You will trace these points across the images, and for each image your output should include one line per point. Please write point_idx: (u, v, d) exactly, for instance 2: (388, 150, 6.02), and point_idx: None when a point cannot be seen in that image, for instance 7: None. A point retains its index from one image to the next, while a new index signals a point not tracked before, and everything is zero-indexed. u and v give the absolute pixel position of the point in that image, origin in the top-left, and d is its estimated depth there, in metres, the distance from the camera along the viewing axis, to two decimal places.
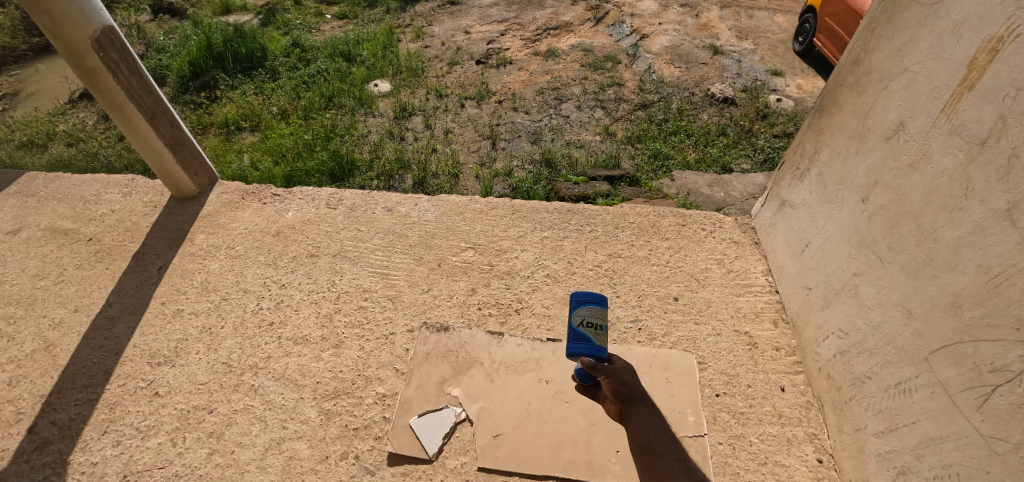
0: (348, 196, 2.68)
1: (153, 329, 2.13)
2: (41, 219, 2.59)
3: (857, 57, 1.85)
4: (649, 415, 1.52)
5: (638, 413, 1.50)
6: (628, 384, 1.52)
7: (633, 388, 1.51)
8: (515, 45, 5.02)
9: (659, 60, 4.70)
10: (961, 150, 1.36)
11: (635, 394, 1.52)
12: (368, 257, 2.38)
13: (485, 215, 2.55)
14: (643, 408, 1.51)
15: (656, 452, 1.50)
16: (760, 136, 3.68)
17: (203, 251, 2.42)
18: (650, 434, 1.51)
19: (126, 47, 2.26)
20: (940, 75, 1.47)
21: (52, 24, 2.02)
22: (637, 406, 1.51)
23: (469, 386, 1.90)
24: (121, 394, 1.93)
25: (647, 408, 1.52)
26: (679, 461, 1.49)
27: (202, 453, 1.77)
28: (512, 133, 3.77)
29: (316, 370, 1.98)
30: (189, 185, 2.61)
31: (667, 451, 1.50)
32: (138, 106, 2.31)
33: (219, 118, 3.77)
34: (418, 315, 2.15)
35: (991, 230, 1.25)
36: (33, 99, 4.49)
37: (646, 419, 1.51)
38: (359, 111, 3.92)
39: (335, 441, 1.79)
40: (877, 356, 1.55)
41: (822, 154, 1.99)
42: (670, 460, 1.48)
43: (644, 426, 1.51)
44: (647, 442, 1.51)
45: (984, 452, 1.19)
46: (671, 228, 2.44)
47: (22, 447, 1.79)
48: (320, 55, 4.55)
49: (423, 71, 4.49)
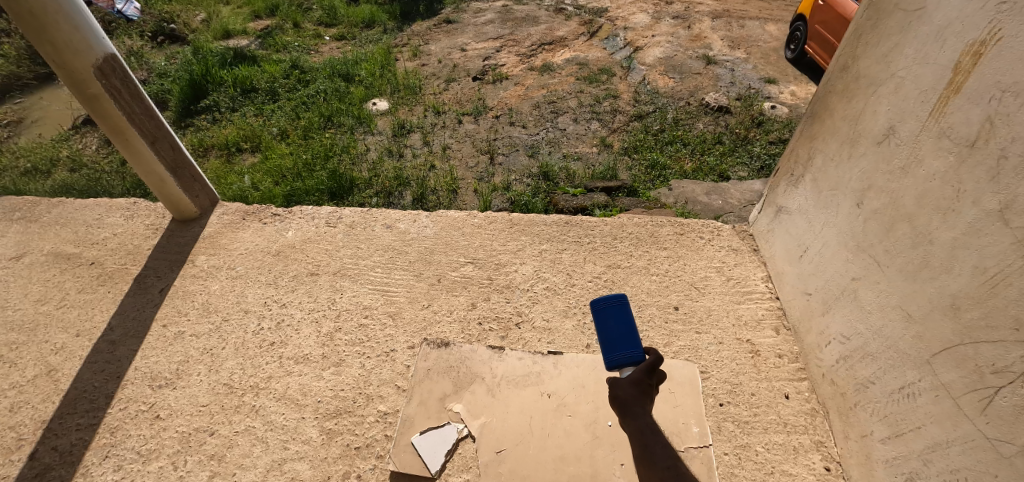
0: (348, 214, 2.69)
1: (154, 352, 2.13)
2: (44, 245, 2.61)
3: (845, 64, 1.87)
4: (638, 424, 1.35)
5: (628, 426, 1.36)
6: (617, 393, 1.37)
7: (620, 400, 1.37)
8: (511, 61, 5.09)
9: (653, 72, 4.74)
10: (951, 152, 1.37)
11: (623, 405, 1.37)
12: (367, 275, 2.39)
13: (483, 230, 2.56)
14: (631, 418, 1.36)
15: (648, 461, 1.33)
16: (756, 144, 3.69)
17: (204, 272, 2.43)
18: (641, 444, 1.34)
19: (127, 74, 2.29)
20: (927, 79, 1.48)
21: (55, 54, 2.06)
22: (625, 417, 1.36)
23: (471, 402, 1.89)
24: (123, 418, 1.93)
25: (638, 418, 1.35)
26: (671, 471, 1.30)
27: (203, 476, 1.76)
28: (510, 147, 3.79)
29: (317, 389, 1.98)
30: (190, 207, 2.63)
31: (657, 458, 1.32)
32: (140, 131, 2.34)
33: (220, 140, 3.81)
34: (418, 331, 2.15)
35: (985, 231, 1.25)
36: (38, 126, 4.55)
37: (638, 431, 1.35)
38: (358, 129, 3.96)
39: (337, 461, 1.78)
40: (880, 360, 1.54)
41: (816, 160, 2.00)
42: (661, 469, 1.30)
43: (633, 437, 1.35)
44: (637, 452, 1.34)
45: (991, 456, 1.18)
46: (669, 237, 2.44)
47: (23, 473, 1.79)
48: (319, 75, 4.61)
49: (421, 88, 4.55)
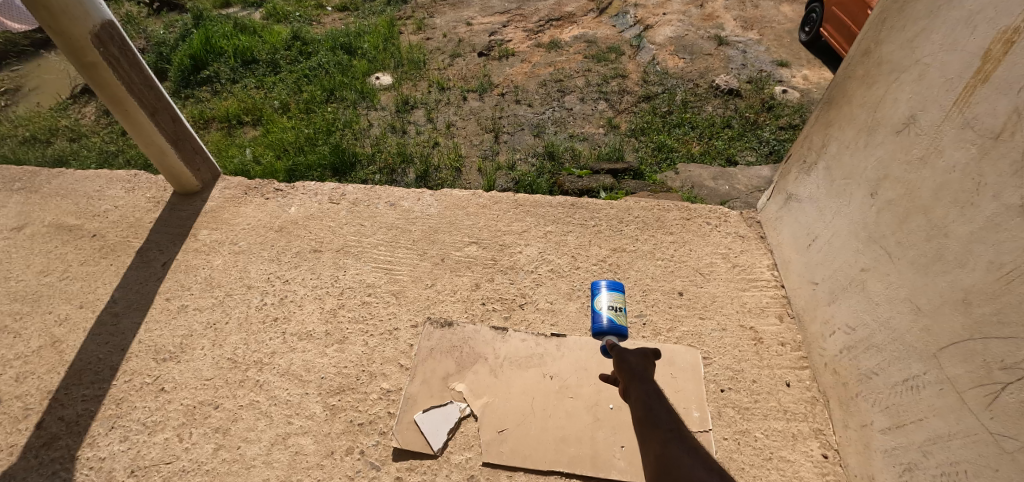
0: (351, 191, 2.66)
1: (158, 325, 2.13)
2: (45, 216, 2.59)
3: (867, 49, 1.82)
4: (644, 391, 1.43)
5: (635, 390, 1.45)
6: (625, 362, 1.53)
7: (631, 366, 1.51)
8: (517, 37, 4.98)
9: (663, 51, 4.65)
10: (974, 143, 1.34)
11: (633, 372, 1.50)
12: (372, 252, 2.37)
13: (488, 210, 2.54)
14: (636, 383, 1.47)
15: (650, 422, 1.35)
16: (765, 128, 3.64)
17: (206, 247, 2.41)
18: (645, 408, 1.38)
19: (125, 41, 2.23)
20: (954, 67, 1.44)
21: (51, 19, 2.00)
22: (632, 383, 1.48)
23: (474, 381, 1.90)
24: (128, 390, 1.94)
25: (644, 384, 1.45)
26: (672, 430, 1.30)
27: (208, 449, 1.78)
28: (515, 125, 3.74)
29: (320, 366, 1.98)
30: (192, 180, 2.60)
31: (661, 422, 1.33)
32: (140, 101, 2.29)
33: (220, 112, 3.75)
34: (422, 310, 2.15)
35: (1003, 226, 1.24)
36: (36, 94, 4.47)
37: (643, 394, 1.43)
38: (361, 104, 3.89)
39: (340, 436, 1.80)
40: (885, 352, 1.55)
41: (830, 147, 1.97)
42: (660, 428, 1.32)
43: (639, 401, 1.41)
44: (642, 415, 1.37)
45: (993, 450, 1.19)
46: (676, 222, 2.42)
47: (31, 442, 1.81)
48: (322, 47, 4.50)
49: (425, 63, 4.45)
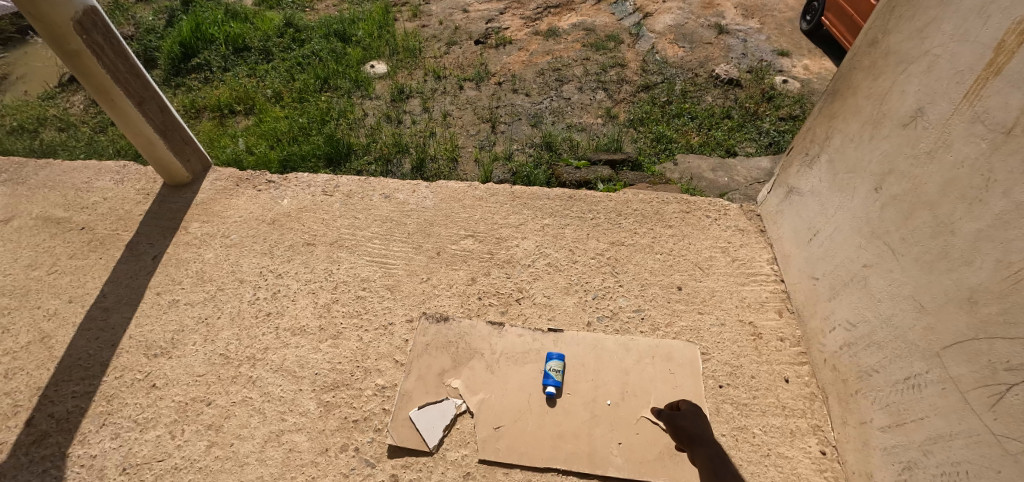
0: (345, 183, 2.61)
1: (149, 320, 2.10)
2: (33, 208, 2.54)
3: (874, 39, 1.78)
4: (709, 454, 1.58)
5: (699, 454, 1.59)
6: (680, 427, 1.65)
7: (687, 430, 1.64)
8: (515, 25, 4.89)
9: (662, 40, 4.58)
10: (984, 138, 1.31)
11: (691, 436, 1.62)
12: (366, 246, 2.34)
13: (485, 202, 2.50)
14: (698, 448, 1.60)
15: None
16: (765, 119, 3.59)
17: (197, 240, 2.37)
18: (714, 471, 1.54)
19: (109, 28, 2.17)
20: (965, 59, 1.41)
21: (31, 5, 1.93)
22: (692, 447, 1.61)
23: (470, 377, 1.88)
24: (119, 386, 1.91)
25: (706, 447, 1.59)
26: None
27: (201, 446, 1.76)
28: (512, 115, 3.68)
29: (314, 361, 1.96)
30: (182, 172, 2.55)
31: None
32: (126, 91, 2.23)
33: (212, 101, 3.68)
34: (417, 305, 2.12)
35: (1012, 224, 1.21)
36: (23, 82, 4.38)
37: (708, 457, 1.57)
38: (355, 93, 3.82)
39: (335, 433, 1.78)
40: (886, 349, 1.53)
41: (834, 140, 1.93)
42: None
43: (705, 465, 1.56)
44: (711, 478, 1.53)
45: (996, 452, 1.17)
46: (674, 215, 2.39)
47: (21, 440, 1.78)
48: (315, 35, 4.42)
49: (421, 51, 4.37)
